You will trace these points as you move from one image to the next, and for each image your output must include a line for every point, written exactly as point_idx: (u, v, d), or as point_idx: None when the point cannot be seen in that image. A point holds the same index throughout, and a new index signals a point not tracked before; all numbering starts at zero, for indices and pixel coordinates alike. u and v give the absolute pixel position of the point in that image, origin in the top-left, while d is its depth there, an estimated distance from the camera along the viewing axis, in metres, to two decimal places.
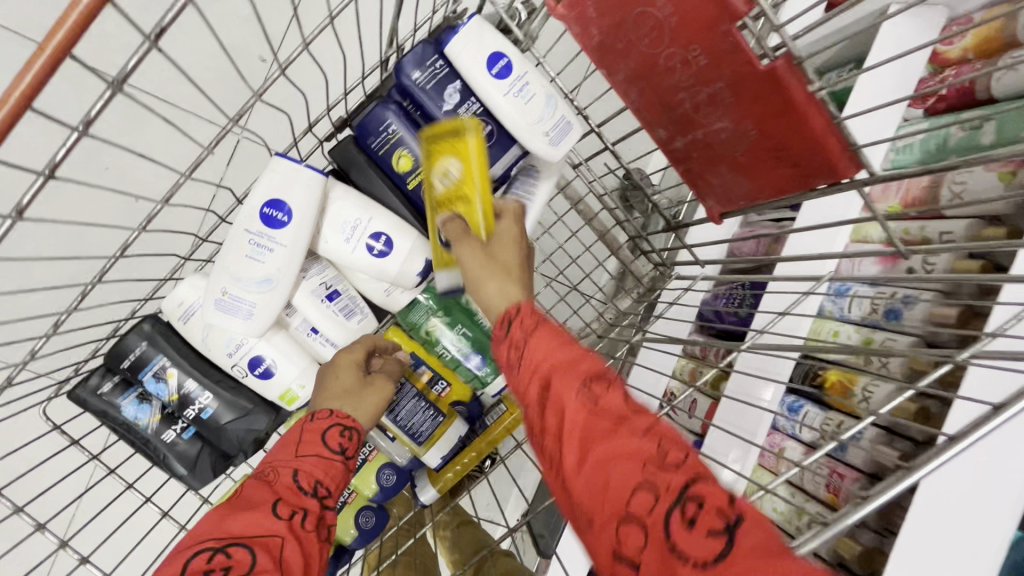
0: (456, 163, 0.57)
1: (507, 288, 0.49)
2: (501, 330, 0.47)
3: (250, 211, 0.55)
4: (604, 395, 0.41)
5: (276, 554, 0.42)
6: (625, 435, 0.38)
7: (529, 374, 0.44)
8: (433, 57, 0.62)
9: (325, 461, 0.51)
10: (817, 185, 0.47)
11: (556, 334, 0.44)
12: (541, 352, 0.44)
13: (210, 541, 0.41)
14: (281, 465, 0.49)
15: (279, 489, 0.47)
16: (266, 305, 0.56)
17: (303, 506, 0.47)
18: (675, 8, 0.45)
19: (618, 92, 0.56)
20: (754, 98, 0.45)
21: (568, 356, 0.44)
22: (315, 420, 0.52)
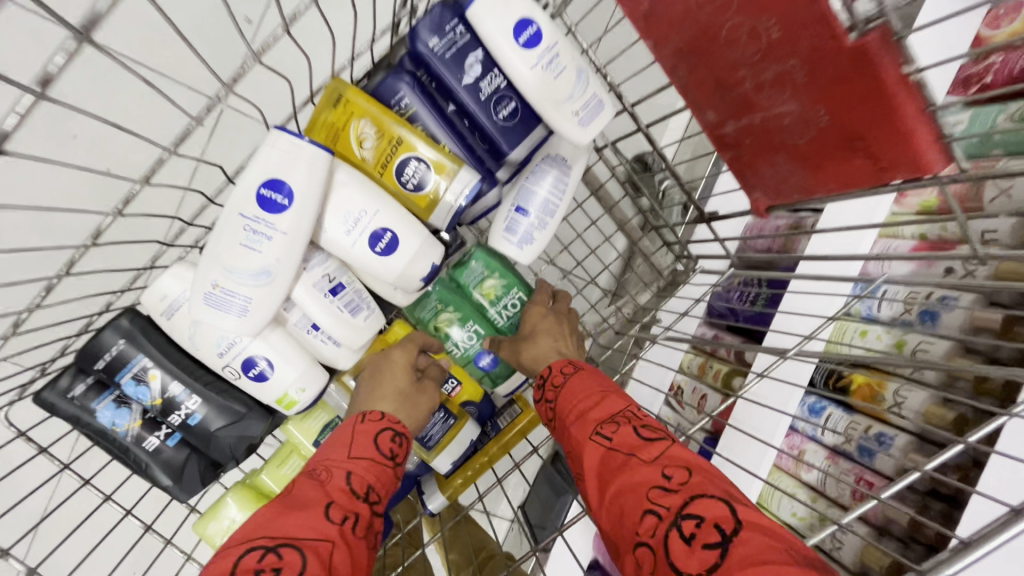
0: (363, 121, 0.54)
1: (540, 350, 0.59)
2: (540, 390, 0.56)
3: (244, 193, 0.48)
4: (615, 434, 0.46)
5: (326, 559, 0.38)
6: (635, 466, 0.43)
7: (564, 432, 0.51)
8: (452, 21, 0.55)
9: (375, 465, 0.47)
10: (893, 180, 0.42)
11: (582, 389, 0.52)
12: (569, 402, 0.52)
13: (262, 539, 0.37)
14: (333, 465, 0.45)
15: (332, 490, 0.43)
16: (263, 300, 0.49)
17: (354, 510, 0.43)
18: None
19: (663, 68, 0.50)
20: (833, 80, 0.40)
21: (590, 407, 0.50)
22: (366, 420, 0.49)
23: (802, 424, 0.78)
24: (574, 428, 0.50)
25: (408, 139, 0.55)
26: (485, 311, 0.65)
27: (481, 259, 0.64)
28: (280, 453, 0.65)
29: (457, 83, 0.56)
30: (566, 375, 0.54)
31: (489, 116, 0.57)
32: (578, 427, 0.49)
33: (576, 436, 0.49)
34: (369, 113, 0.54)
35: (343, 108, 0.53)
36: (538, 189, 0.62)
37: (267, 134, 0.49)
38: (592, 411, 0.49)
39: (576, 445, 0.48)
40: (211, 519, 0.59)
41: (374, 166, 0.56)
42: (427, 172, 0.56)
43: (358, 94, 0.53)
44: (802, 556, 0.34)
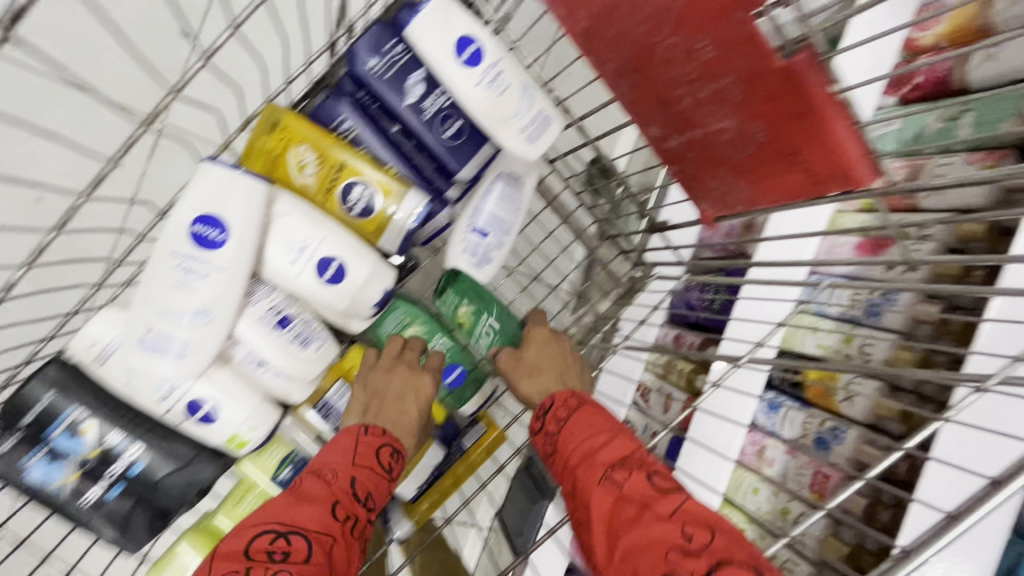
0: (302, 147, 0.52)
1: (543, 382, 0.58)
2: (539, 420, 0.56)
3: (176, 230, 0.45)
4: (627, 483, 0.46)
5: (326, 551, 0.44)
6: (651, 521, 0.42)
7: (567, 469, 0.50)
8: (391, 41, 0.53)
9: (376, 474, 0.51)
10: (828, 192, 0.43)
11: (587, 426, 0.52)
12: (572, 442, 0.51)
13: (274, 523, 0.44)
14: (338, 469, 0.50)
15: (337, 491, 0.48)
16: (202, 340, 0.47)
17: (355, 512, 0.48)
18: None
19: (605, 84, 0.50)
20: (767, 97, 0.40)
21: (598, 446, 0.49)
22: (369, 435, 0.52)
23: (762, 420, 0.80)
24: (581, 467, 0.49)
25: (351, 163, 0.53)
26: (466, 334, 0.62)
27: (462, 282, 0.62)
28: (235, 492, 0.62)
29: (399, 104, 0.55)
30: (570, 409, 0.54)
31: (435, 136, 0.56)
32: (584, 469, 0.49)
33: (583, 478, 0.48)
34: (307, 138, 0.52)
35: (280, 134, 0.52)
36: (495, 209, 0.63)
37: (198, 166, 0.46)
38: (600, 453, 0.49)
39: (582, 487, 0.48)
40: (163, 570, 0.57)
41: (317, 191, 0.54)
42: (374, 197, 0.54)
43: (296, 119, 0.52)
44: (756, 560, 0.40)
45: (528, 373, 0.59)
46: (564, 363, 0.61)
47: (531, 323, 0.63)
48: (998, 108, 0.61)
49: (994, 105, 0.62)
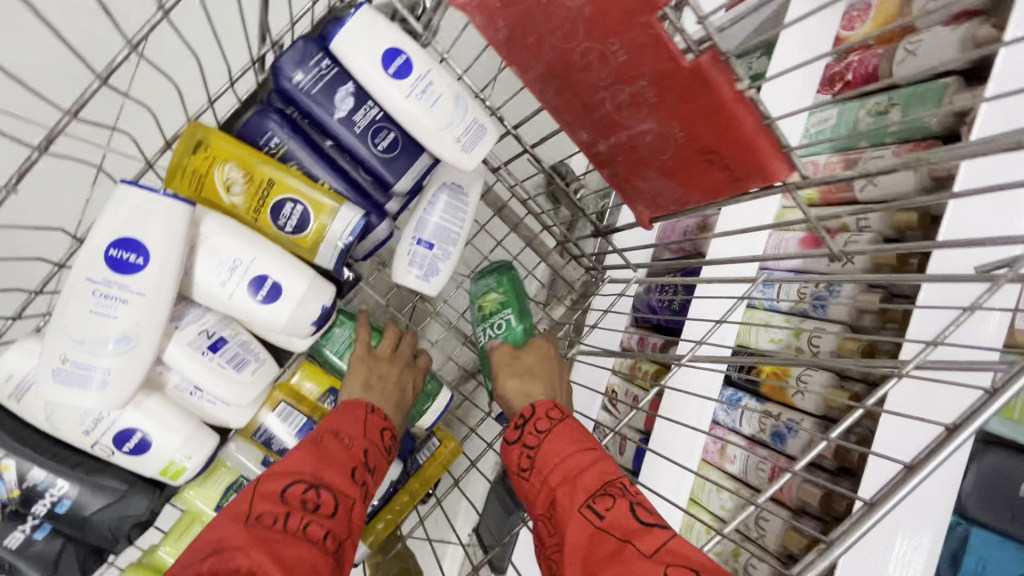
0: (228, 166, 0.51)
1: (531, 389, 0.59)
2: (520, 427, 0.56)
3: (92, 255, 0.44)
4: (609, 513, 0.45)
5: (348, 514, 0.43)
6: (631, 558, 0.41)
7: (547, 490, 0.50)
8: (316, 55, 0.53)
9: (382, 450, 0.51)
10: (750, 188, 0.44)
11: (569, 447, 0.51)
12: (552, 462, 0.51)
13: (303, 475, 0.43)
14: (352, 437, 0.49)
15: (353, 457, 0.47)
16: (125, 368, 0.45)
17: (366, 479, 0.47)
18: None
19: (533, 92, 0.50)
20: (681, 98, 0.41)
21: (580, 471, 0.49)
22: (375, 414, 0.52)
23: (722, 417, 0.81)
24: (562, 489, 0.49)
25: (281, 179, 0.52)
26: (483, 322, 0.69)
27: (502, 274, 0.71)
28: (179, 524, 0.59)
29: (329, 118, 0.54)
30: (551, 421, 0.54)
31: (368, 148, 0.55)
32: (564, 491, 0.49)
33: (564, 503, 0.48)
34: (234, 156, 0.51)
35: (205, 153, 0.51)
36: (446, 220, 0.64)
37: (114, 189, 0.45)
38: (582, 477, 0.49)
39: (562, 513, 0.48)
40: None
41: (249, 210, 0.53)
42: (306, 213, 0.53)
43: (220, 138, 0.51)
44: None
45: (517, 374, 0.61)
46: (555, 379, 0.62)
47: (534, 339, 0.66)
48: (923, 101, 0.63)
49: (919, 98, 0.63)
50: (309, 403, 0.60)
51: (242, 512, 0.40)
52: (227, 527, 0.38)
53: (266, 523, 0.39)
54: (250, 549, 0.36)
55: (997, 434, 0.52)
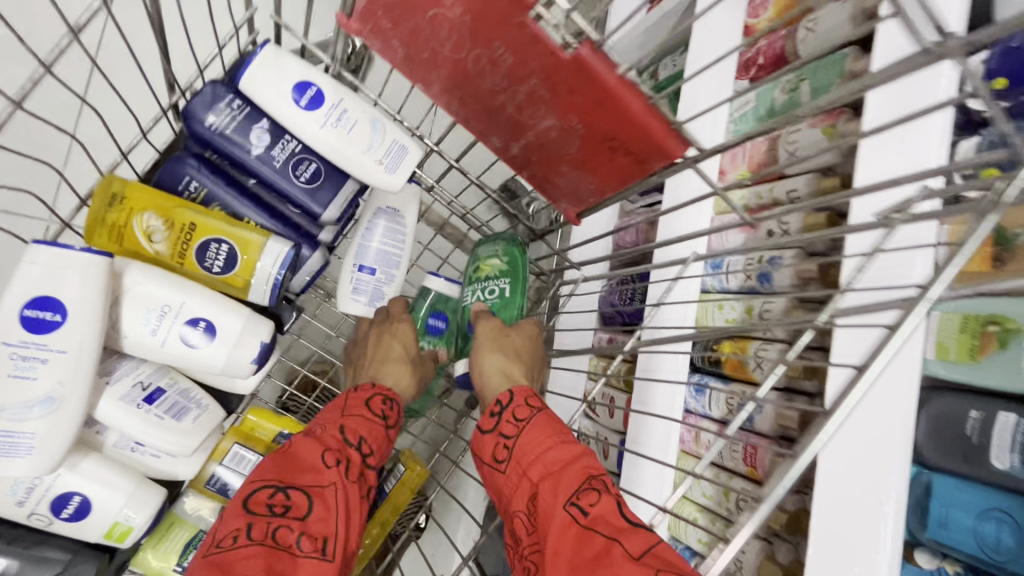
0: (147, 215, 0.51)
1: (512, 371, 0.57)
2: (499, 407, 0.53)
3: (6, 319, 0.43)
4: (594, 509, 0.45)
5: (332, 500, 0.44)
6: (620, 561, 0.41)
7: (529, 484, 0.49)
8: (227, 96, 0.54)
9: (369, 421, 0.51)
10: (654, 167, 0.45)
11: (547, 439, 0.50)
12: (533, 450, 0.50)
13: (274, 477, 0.44)
14: (326, 423, 0.50)
15: (327, 439, 0.47)
16: (51, 431, 0.44)
17: (347, 455, 0.48)
18: (465, 6, 0.41)
19: (441, 105, 0.52)
20: (569, 91, 0.42)
21: (563, 463, 0.48)
22: (360, 391, 0.53)
23: (693, 404, 0.79)
24: (545, 488, 0.48)
25: (204, 222, 0.52)
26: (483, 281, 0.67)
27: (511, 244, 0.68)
28: None
29: (246, 156, 0.55)
30: (529, 410, 0.52)
31: (290, 181, 0.56)
32: (547, 485, 0.48)
33: (546, 502, 0.47)
34: (153, 204, 0.51)
35: (122, 204, 0.51)
36: (383, 242, 0.64)
37: (25, 249, 0.44)
38: (566, 471, 0.48)
39: (546, 510, 0.47)
40: None
41: (172, 255, 0.53)
42: (233, 253, 0.53)
43: (137, 188, 0.51)
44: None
45: (502, 351, 0.58)
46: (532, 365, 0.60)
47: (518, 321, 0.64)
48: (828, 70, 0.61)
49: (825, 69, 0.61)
50: (263, 444, 0.58)
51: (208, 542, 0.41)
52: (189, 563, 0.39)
53: (226, 547, 0.40)
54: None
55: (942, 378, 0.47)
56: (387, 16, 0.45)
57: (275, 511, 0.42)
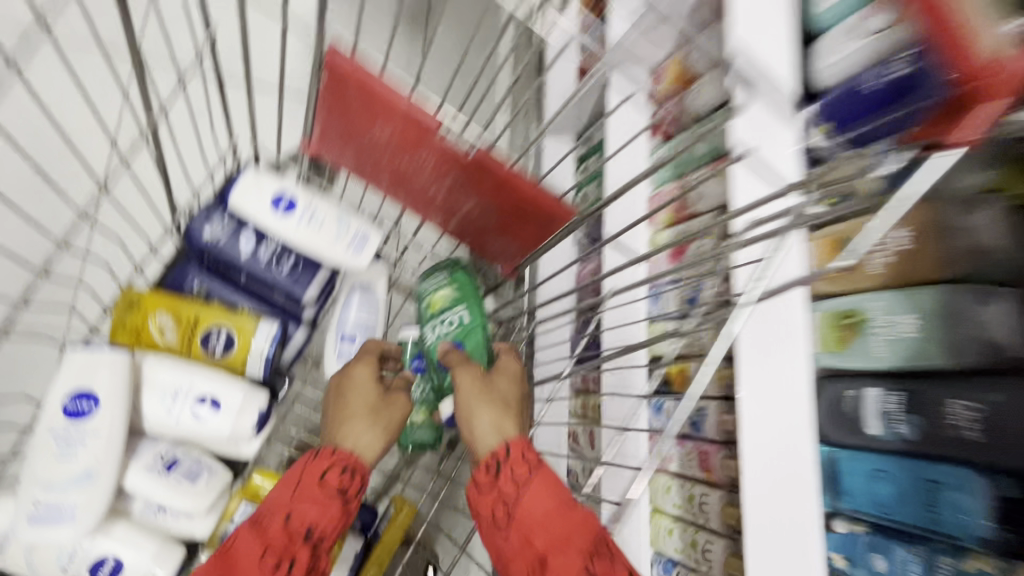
0: (160, 315, 0.63)
1: (502, 424, 0.57)
2: (492, 464, 0.55)
3: (53, 412, 0.54)
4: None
5: None
6: None
7: (532, 553, 0.50)
8: (218, 213, 0.67)
9: (322, 503, 0.54)
10: (555, 229, 0.58)
11: (549, 501, 0.52)
12: (530, 515, 0.51)
13: None
14: (275, 508, 0.53)
15: (269, 537, 0.51)
16: (89, 502, 0.53)
17: (292, 552, 0.51)
18: (389, 132, 0.54)
19: (391, 196, 0.66)
20: (478, 183, 0.55)
21: (564, 530, 0.50)
22: (319, 457, 0.56)
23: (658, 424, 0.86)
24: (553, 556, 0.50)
25: (206, 315, 0.64)
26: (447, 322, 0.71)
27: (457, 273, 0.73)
28: None
29: (237, 257, 0.67)
30: (527, 471, 0.53)
31: (274, 273, 0.68)
32: (556, 556, 0.50)
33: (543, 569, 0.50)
34: (164, 306, 0.63)
35: (141, 309, 0.63)
36: (358, 312, 0.75)
37: (65, 355, 0.56)
38: (575, 539, 0.50)
39: None
40: None
41: (181, 345, 0.64)
42: (231, 338, 0.65)
43: (151, 295, 0.63)
44: None
45: (492, 405, 0.58)
46: (523, 411, 0.61)
47: (500, 360, 0.65)
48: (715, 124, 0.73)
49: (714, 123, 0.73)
50: None
51: None
52: None
53: None
54: None
55: (834, 367, 0.58)
56: (338, 138, 0.59)
57: None
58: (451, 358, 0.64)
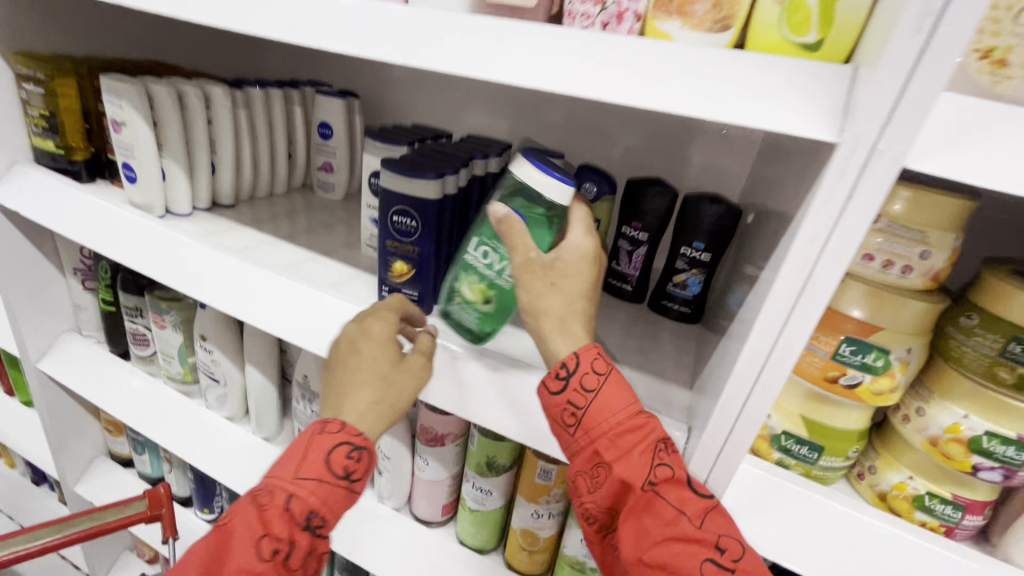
0: None
1: (572, 329, 0.50)
2: (575, 363, 0.49)
3: None
4: (664, 474, 0.46)
5: (318, 501, 0.53)
6: (664, 505, 0.45)
7: (587, 443, 0.48)
8: None
9: (321, 485, 0.52)
10: None
11: (620, 406, 0.48)
12: (603, 417, 0.48)
13: (272, 504, 0.51)
14: (275, 485, 0.52)
15: (273, 509, 0.51)
16: None
17: (310, 515, 0.52)
18: None
19: None
20: None
21: (631, 433, 0.47)
22: (331, 425, 0.54)
23: None
24: (619, 459, 0.47)
25: None
26: (476, 237, 0.57)
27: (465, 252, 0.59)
28: None
29: None
30: (600, 371, 0.49)
31: None
32: (614, 450, 0.47)
33: (632, 536, 0.46)
34: None
35: None
36: None
37: None
38: (632, 435, 0.47)
39: (607, 472, 0.48)
40: None
41: None
42: None
43: None
44: (687, 506, 0.45)
45: (553, 281, 0.50)
46: (591, 308, 0.52)
47: (566, 236, 0.53)
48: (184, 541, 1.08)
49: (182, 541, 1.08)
50: None
51: (264, 518, 0.50)
52: (237, 521, 0.50)
53: (262, 510, 0.51)
54: (270, 516, 0.50)
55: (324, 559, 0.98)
56: None
57: (322, 529, 0.53)
58: (514, 232, 0.50)
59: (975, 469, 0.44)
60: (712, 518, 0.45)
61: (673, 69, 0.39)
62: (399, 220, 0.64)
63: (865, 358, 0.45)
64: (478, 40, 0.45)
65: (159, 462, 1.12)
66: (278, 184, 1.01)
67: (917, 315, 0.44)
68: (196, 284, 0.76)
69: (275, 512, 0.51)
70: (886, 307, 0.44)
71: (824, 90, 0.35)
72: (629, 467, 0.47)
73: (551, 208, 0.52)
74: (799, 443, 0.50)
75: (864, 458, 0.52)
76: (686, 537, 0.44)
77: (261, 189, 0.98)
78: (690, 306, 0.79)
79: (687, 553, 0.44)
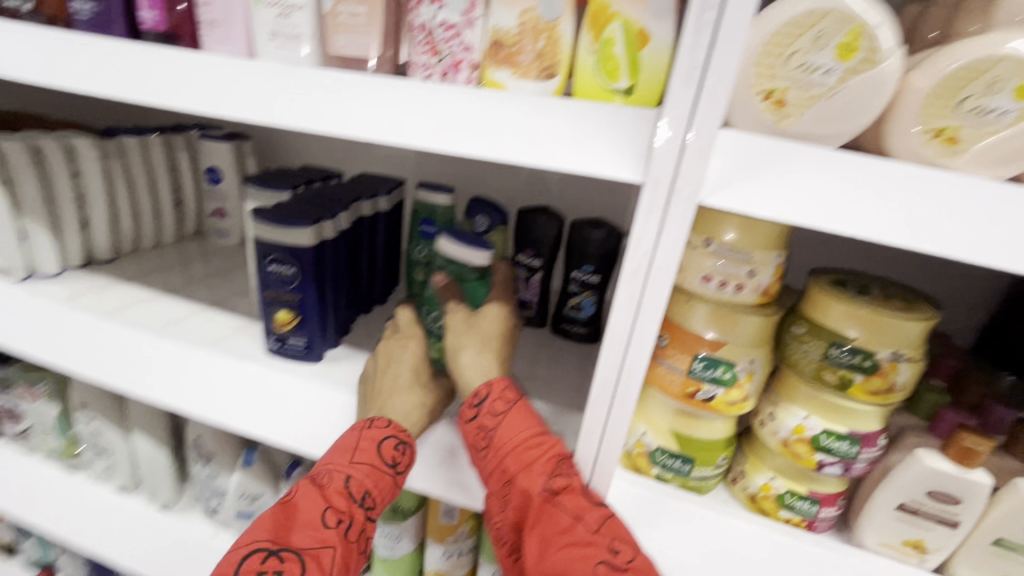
0: None
1: (484, 364, 0.51)
2: (483, 391, 0.49)
3: None
4: (567, 484, 0.45)
5: (371, 487, 0.50)
6: (562, 514, 0.44)
7: (495, 463, 0.47)
8: None
9: (377, 471, 0.50)
10: None
11: (524, 425, 0.48)
12: (508, 434, 0.47)
13: (332, 483, 0.49)
14: (333, 467, 0.50)
15: (336, 488, 0.49)
16: None
17: (363, 500, 0.50)
18: None
19: None
20: None
21: (531, 449, 0.47)
22: (378, 422, 0.52)
23: None
24: (522, 472, 0.46)
25: None
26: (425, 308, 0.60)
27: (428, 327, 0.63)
28: None
29: None
30: (505, 395, 0.48)
31: None
32: (514, 466, 0.46)
33: (534, 550, 0.44)
34: None
35: None
36: None
37: None
38: (534, 452, 0.46)
39: (509, 490, 0.47)
40: None
41: None
42: None
43: None
44: (587, 513, 0.44)
45: (469, 326, 0.53)
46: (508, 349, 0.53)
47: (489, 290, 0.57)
48: None
49: None
50: None
51: (324, 494, 0.48)
52: (301, 496, 0.49)
53: (321, 486, 0.49)
54: (332, 494, 0.48)
55: None
56: None
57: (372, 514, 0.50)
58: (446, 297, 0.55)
59: (820, 465, 0.48)
60: (608, 524, 0.44)
61: (500, 113, 0.41)
62: (276, 268, 0.62)
63: (714, 372, 0.48)
64: (318, 91, 0.45)
65: (47, 547, 1.02)
66: (166, 233, 0.96)
67: (753, 329, 0.47)
68: (67, 352, 0.71)
69: (334, 492, 0.49)
70: (728, 325, 0.47)
71: (633, 130, 0.38)
72: (529, 479, 0.45)
73: (481, 270, 0.56)
74: (672, 457, 0.52)
75: (736, 463, 0.55)
76: (581, 542, 0.42)
77: (145, 241, 0.93)
78: (588, 327, 0.81)
79: (582, 559, 0.41)
